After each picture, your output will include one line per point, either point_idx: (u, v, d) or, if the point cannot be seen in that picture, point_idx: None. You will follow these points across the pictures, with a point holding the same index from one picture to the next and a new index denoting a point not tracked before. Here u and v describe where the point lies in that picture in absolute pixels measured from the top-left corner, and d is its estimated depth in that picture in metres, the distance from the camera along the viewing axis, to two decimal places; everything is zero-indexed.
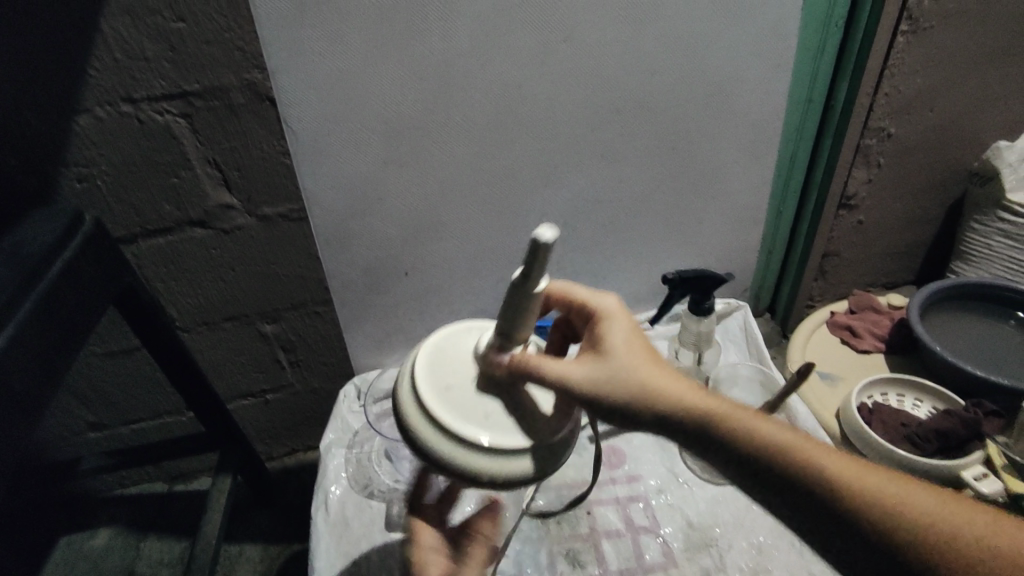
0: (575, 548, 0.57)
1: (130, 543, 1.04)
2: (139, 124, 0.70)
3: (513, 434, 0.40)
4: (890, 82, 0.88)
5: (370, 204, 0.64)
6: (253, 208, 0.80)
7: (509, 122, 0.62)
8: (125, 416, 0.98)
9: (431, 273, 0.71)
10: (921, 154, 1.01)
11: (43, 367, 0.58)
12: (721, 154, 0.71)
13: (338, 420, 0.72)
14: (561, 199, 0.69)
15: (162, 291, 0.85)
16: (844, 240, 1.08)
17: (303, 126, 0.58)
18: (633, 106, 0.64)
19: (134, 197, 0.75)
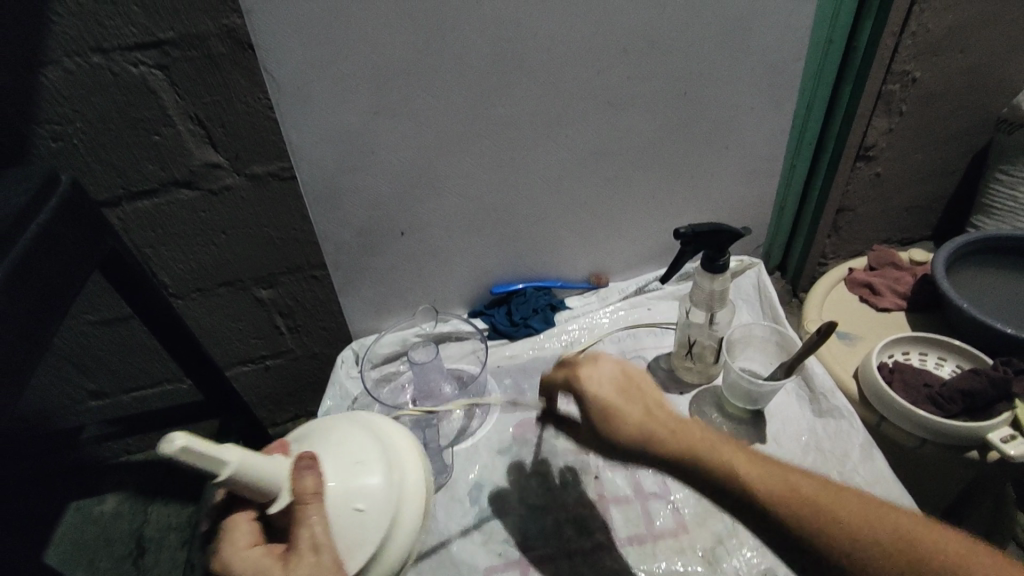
0: (582, 515, 0.55)
1: (138, 509, 1.04)
2: (112, 76, 0.66)
3: (371, 490, 0.41)
4: (917, 21, 0.82)
5: (361, 160, 0.60)
6: (241, 167, 0.76)
7: (508, 66, 0.57)
8: (123, 384, 0.96)
9: (428, 232, 0.67)
10: (947, 99, 0.95)
11: (23, 335, 0.55)
12: (735, 100, 0.66)
13: (336, 386, 0.69)
14: (565, 152, 0.65)
15: (152, 257, 0.82)
16: (861, 194, 1.03)
17: (285, 73, 0.54)
18: (642, 46, 0.59)
19: (115, 156, 0.71)
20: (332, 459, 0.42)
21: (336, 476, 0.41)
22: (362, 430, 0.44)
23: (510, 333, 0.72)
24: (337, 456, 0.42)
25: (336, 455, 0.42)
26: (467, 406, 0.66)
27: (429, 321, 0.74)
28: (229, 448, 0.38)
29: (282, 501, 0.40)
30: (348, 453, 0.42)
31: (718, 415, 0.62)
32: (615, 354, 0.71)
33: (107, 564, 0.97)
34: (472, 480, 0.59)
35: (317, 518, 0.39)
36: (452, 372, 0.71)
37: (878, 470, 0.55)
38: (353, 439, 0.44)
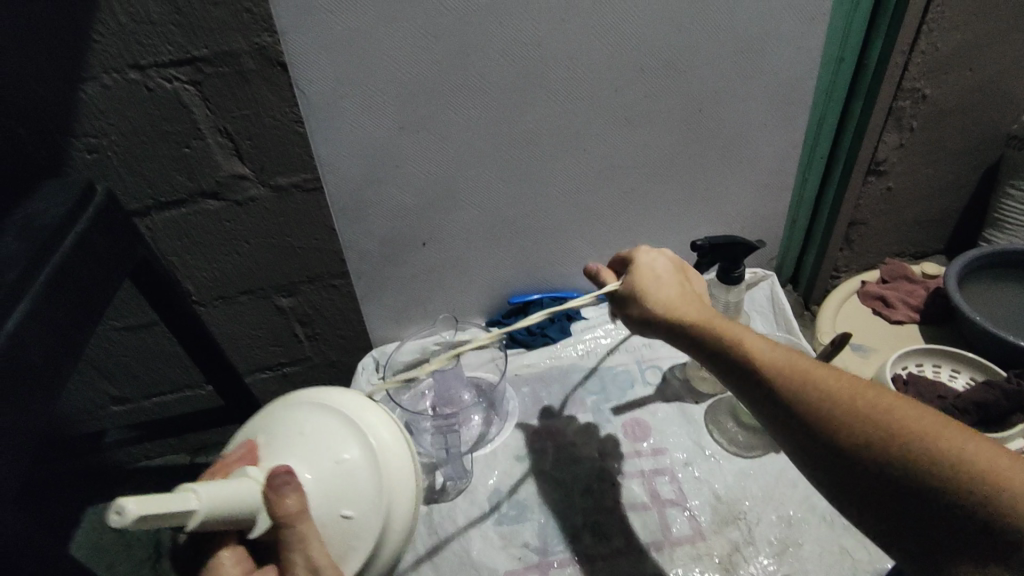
0: (600, 520, 0.56)
1: (157, 514, 1.06)
2: (147, 92, 0.68)
3: (354, 476, 0.43)
4: (927, 39, 0.84)
5: (386, 174, 0.62)
6: (266, 178, 0.78)
7: (529, 84, 0.59)
8: (145, 389, 0.98)
9: (449, 242, 0.69)
10: (957, 116, 0.97)
11: (62, 340, 0.58)
12: (749, 117, 0.67)
13: (358, 393, 0.71)
14: (583, 166, 0.66)
15: (177, 265, 0.84)
16: (873, 208, 1.04)
17: (315, 90, 0.56)
18: (659, 65, 0.61)
19: (146, 168, 0.74)
20: (301, 455, 0.43)
21: (311, 470, 0.43)
22: (318, 414, 0.46)
23: (528, 342, 0.74)
24: (306, 451, 0.44)
25: (308, 450, 0.44)
26: (486, 414, 0.67)
27: (449, 330, 0.76)
28: (189, 494, 0.36)
29: (262, 524, 0.40)
30: (314, 444, 0.44)
31: (734, 424, 0.63)
32: (631, 364, 0.71)
33: (126, 567, 0.99)
34: (492, 486, 0.60)
35: (308, 531, 0.40)
36: (470, 380, 0.72)
37: None
38: (316, 427, 0.45)
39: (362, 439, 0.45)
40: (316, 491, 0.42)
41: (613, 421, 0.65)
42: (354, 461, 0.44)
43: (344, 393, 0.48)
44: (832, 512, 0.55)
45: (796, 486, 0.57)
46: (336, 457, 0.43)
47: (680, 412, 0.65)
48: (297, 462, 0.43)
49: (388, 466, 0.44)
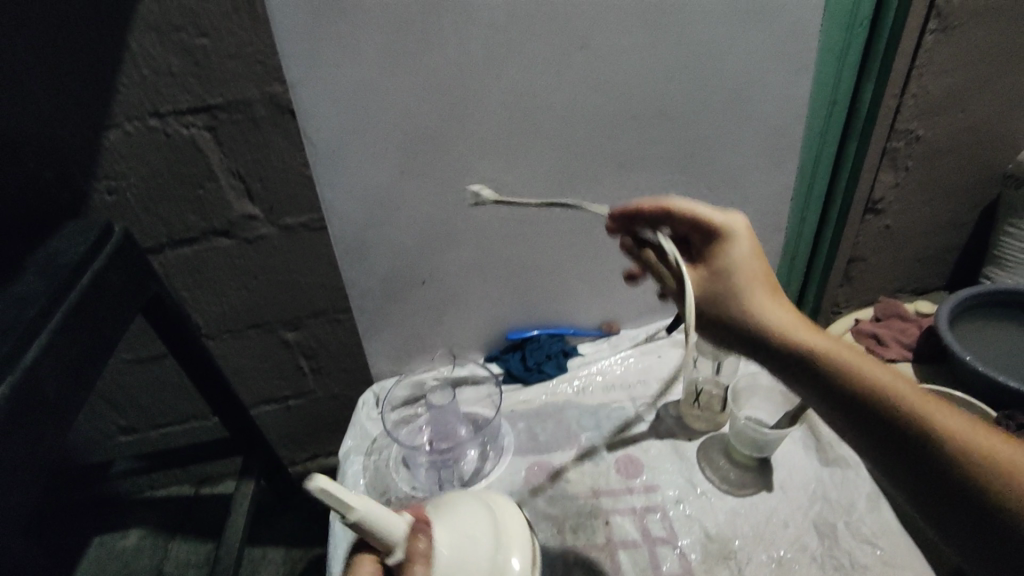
0: (592, 558, 0.56)
1: (158, 546, 1.06)
2: (165, 137, 0.72)
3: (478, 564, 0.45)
4: (916, 83, 0.86)
5: (387, 216, 0.65)
6: (275, 218, 0.81)
7: (523, 132, 0.62)
8: (153, 420, 1.00)
9: (447, 281, 0.71)
10: (953, 156, 0.98)
11: (74, 373, 0.60)
12: (738, 161, 0.70)
13: (357, 427, 0.72)
14: (576, 208, 0.69)
15: (188, 300, 0.88)
16: (871, 245, 1.05)
17: (322, 138, 0.60)
18: (647, 114, 0.64)
19: (162, 208, 0.78)
20: (444, 523, 0.46)
21: (445, 541, 0.45)
22: (473, 500, 0.50)
23: (524, 377, 0.75)
24: (451, 526, 0.46)
25: (451, 519, 0.47)
26: (481, 449, 0.68)
27: (447, 365, 0.78)
28: (356, 496, 0.41)
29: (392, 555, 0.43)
30: (457, 526, 0.47)
31: (726, 461, 0.63)
32: (626, 401, 0.72)
33: None
34: None
35: None
36: (467, 415, 0.72)
37: (885, 521, 0.56)
38: (466, 506, 0.49)
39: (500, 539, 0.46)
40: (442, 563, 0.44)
41: (607, 457, 0.65)
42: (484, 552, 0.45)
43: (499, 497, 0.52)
44: (823, 552, 0.55)
45: (787, 525, 0.57)
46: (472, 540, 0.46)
47: (673, 448, 0.65)
48: (439, 530, 0.46)
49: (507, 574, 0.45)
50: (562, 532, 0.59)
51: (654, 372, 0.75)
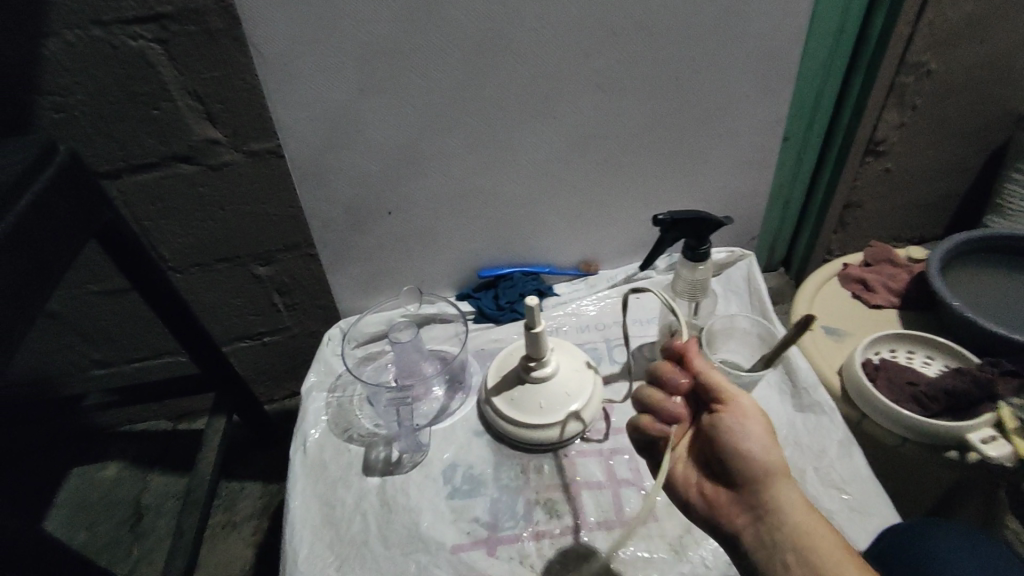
0: (553, 498, 0.55)
1: (137, 477, 1.06)
2: (113, 49, 0.64)
3: (554, 416, 0.58)
4: (934, 11, 0.75)
5: (349, 139, 0.60)
6: (240, 144, 0.74)
7: (496, 49, 0.57)
8: (125, 354, 0.97)
9: (415, 212, 0.68)
10: (964, 95, 0.88)
11: (16, 301, 0.55)
12: (728, 87, 0.65)
13: (321, 363, 0.70)
14: (554, 136, 0.64)
15: (153, 230, 0.81)
16: (870, 189, 0.96)
17: (275, 50, 0.54)
18: (631, 31, 0.58)
19: (116, 129, 0.70)
20: (563, 381, 0.59)
21: (565, 387, 0.59)
22: (579, 397, 0.59)
23: (496, 317, 0.73)
24: (559, 387, 0.59)
25: (565, 383, 0.60)
26: (447, 387, 0.67)
27: (414, 303, 0.74)
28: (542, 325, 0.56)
29: (542, 361, 0.58)
30: (573, 402, 0.59)
31: None
32: (600, 341, 0.70)
33: (107, 527, 1.00)
34: (448, 459, 0.60)
35: None
36: (434, 354, 0.72)
37: (857, 468, 0.54)
38: (577, 390, 0.60)
39: (575, 422, 0.58)
40: (545, 404, 0.58)
41: None
42: (568, 415, 0.58)
43: (586, 412, 0.59)
44: None
45: None
46: (567, 406, 0.58)
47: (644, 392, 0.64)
48: (558, 384, 0.59)
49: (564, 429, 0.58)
50: (535, 472, 0.58)
51: (632, 314, 0.73)
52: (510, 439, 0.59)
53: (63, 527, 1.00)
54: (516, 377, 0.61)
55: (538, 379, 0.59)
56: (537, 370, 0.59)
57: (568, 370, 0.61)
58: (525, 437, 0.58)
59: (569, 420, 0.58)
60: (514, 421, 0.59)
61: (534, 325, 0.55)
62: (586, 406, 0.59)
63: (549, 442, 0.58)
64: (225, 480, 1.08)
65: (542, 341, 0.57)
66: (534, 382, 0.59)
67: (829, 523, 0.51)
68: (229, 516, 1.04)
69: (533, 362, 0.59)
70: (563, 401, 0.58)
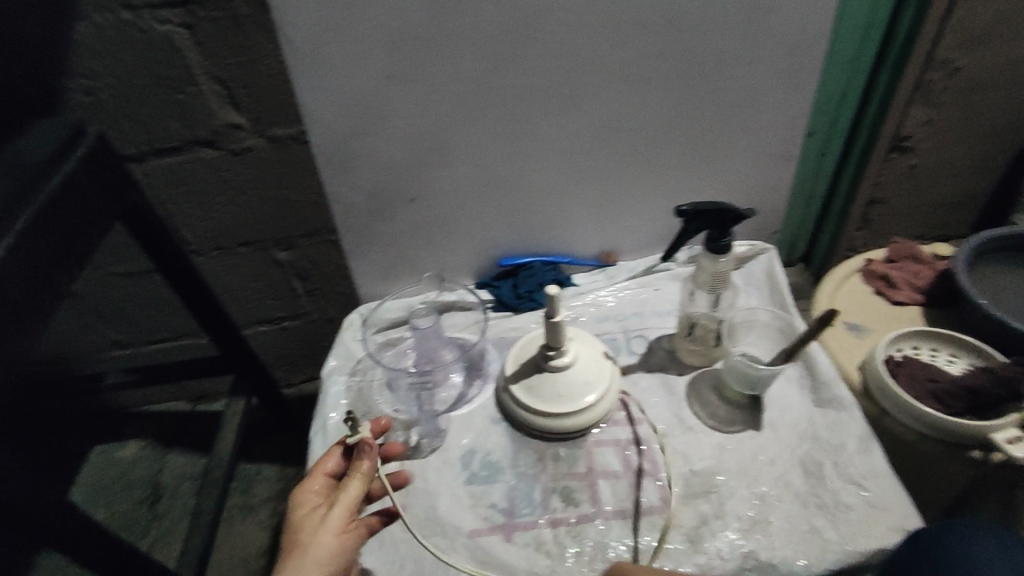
0: (569, 486, 0.56)
1: (157, 456, 1.08)
2: (140, 34, 0.65)
3: (573, 405, 0.58)
4: (965, 4, 0.74)
5: (372, 127, 0.61)
6: (262, 129, 0.74)
7: (521, 39, 0.57)
8: (145, 334, 0.99)
9: (437, 200, 0.68)
10: (994, 91, 0.86)
11: (46, 282, 0.56)
12: (754, 79, 0.64)
13: (341, 347, 0.71)
14: (576, 126, 0.64)
15: (175, 214, 0.82)
16: (894, 185, 0.94)
17: (301, 37, 0.54)
18: (657, 22, 0.57)
19: (142, 113, 0.71)
20: (582, 371, 0.60)
21: (584, 376, 0.60)
22: (598, 387, 0.60)
23: (516, 305, 0.73)
24: (578, 377, 0.60)
25: (583, 373, 0.60)
26: (466, 374, 0.68)
27: (434, 289, 0.76)
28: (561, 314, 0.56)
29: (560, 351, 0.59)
30: (593, 392, 0.59)
31: (717, 398, 0.62)
32: (619, 332, 0.71)
33: (128, 504, 1.02)
34: (465, 445, 0.60)
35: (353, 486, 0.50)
36: (454, 340, 0.72)
37: (876, 464, 0.54)
38: (596, 379, 0.60)
39: (594, 412, 0.59)
40: (563, 393, 0.59)
41: None
42: (587, 405, 0.58)
43: (605, 402, 0.59)
44: (807, 491, 0.53)
45: (773, 463, 0.56)
46: (586, 396, 0.59)
47: (662, 382, 0.64)
48: (578, 373, 0.60)
49: (582, 418, 0.58)
50: (553, 460, 0.58)
51: (651, 305, 0.73)
52: (529, 428, 0.60)
53: (87, 502, 1.02)
54: (534, 366, 0.61)
55: (556, 369, 0.59)
56: (555, 360, 0.59)
57: (587, 359, 0.61)
58: (544, 426, 0.59)
59: (588, 410, 0.58)
60: (533, 410, 0.59)
61: (553, 314, 0.55)
62: (606, 395, 0.59)
63: (568, 431, 0.58)
64: (243, 462, 1.10)
65: (561, 331, 0.57)
66: (552, 372, 0.60)
67: (847, 518, 0.51)
68: (245, 497, 1.06)
69: (551, 352, 0.59)
70: (582, 390, 0.59)
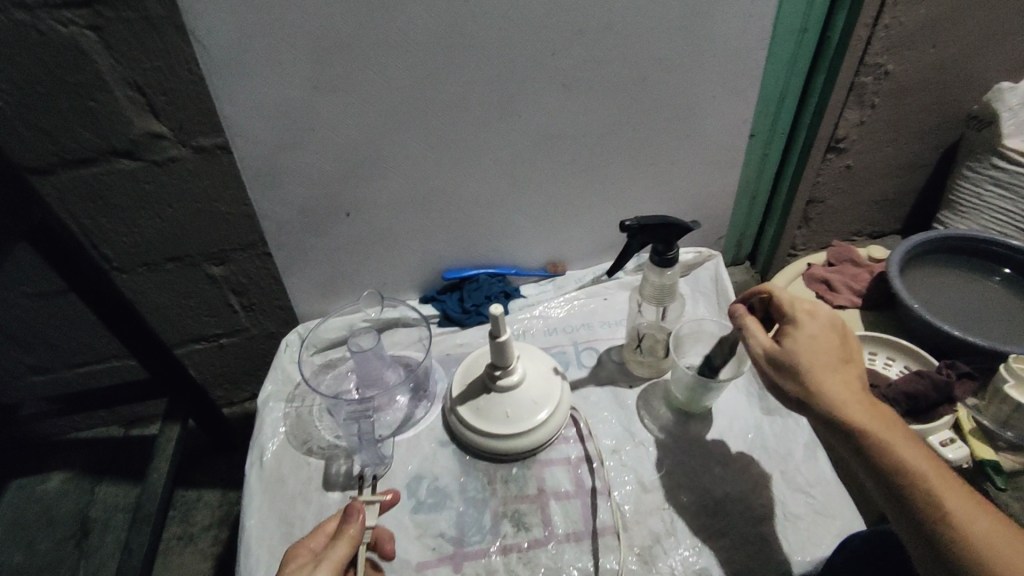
0: (521, 510, 0.54)
1: (85, 489, 1.01)
2: (38, 35, 0.57)
3: (523, 426, 0.56)
4: (893, 11, 0.75)
5: (301, 137, 0.57)
6: (186, 138, 0.67)
7: (458, 47, 0.54)
8: (67, 360, 0.91)
9: (377, 213, 0.65)
10: (920, 95, 0.89)
11: None
12: (696, 84, 0.63)
13: (279, 371, 0.68)
14: (517, 133, 0.62)
15: (92, 230, 0.74)
16: (831, 186, 0.97)
17: (216, 41, 0.50)
18: (597, 27, 0.56)
19: (47, 121, 0.63)
20: (531, 389, 0.58)
21: (533, 394, 0.58)
22: (547, 405, 0.58)
23: (462, 320, 0.72)
24: (526, 395, 0.58)
25: (531, 391, 0.58)
26: (412, 394, 0.65)
27: (375, 306, 0.72)
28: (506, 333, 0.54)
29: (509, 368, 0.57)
30: (543, 410, 0.57)
31: (667, 410, 0.62)
32: (568, 345, 0.70)
33: (52, 543, 0.94)
34: (412, 471, 0.58)
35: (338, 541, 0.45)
36: (398, 359, 0.70)
37: (821, 471, 0.55)
38: (544, 397, 0.58)
39: (545, 431, 0.57)
40: (514, 413, 0.57)
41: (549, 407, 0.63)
42: (537, 425, 0.57)
43: (556, 419, 0.58)
44: (756, 502, 0.53)
45: (723, 475, 0.56)
46: (536, 414, 0.57)
47: (613, 396, 0.64)
48: (526, 391, 0.58)
49: (535, 437, 0.57)
50: (504, 483, 0.56)
51: (600, 316, 0.73)
52: (479, 452, 0.58)
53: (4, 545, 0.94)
54: (482, 386, 0.59)
55: (504, 388, 0.57)
56: (503, 378, 0.57)
57: (536, 377, 0.59)
58: (495, 449, 0.57)
59: (538, 429, 0.57)
60: (481, 434, 0.57)
61: (499, 333, 0.53)
62: (556, 413, 0.58)
63: (520, 453, 0.57)
64: (181, 488, 1.04)
65: (508, 349, 0.55)
66: (499, 391, 0.58)
67: (795, 527, 0.51)
68: (186, 527, 1.00)
69: (498, 370, 0.57)
70: (536, 406, 0.57)
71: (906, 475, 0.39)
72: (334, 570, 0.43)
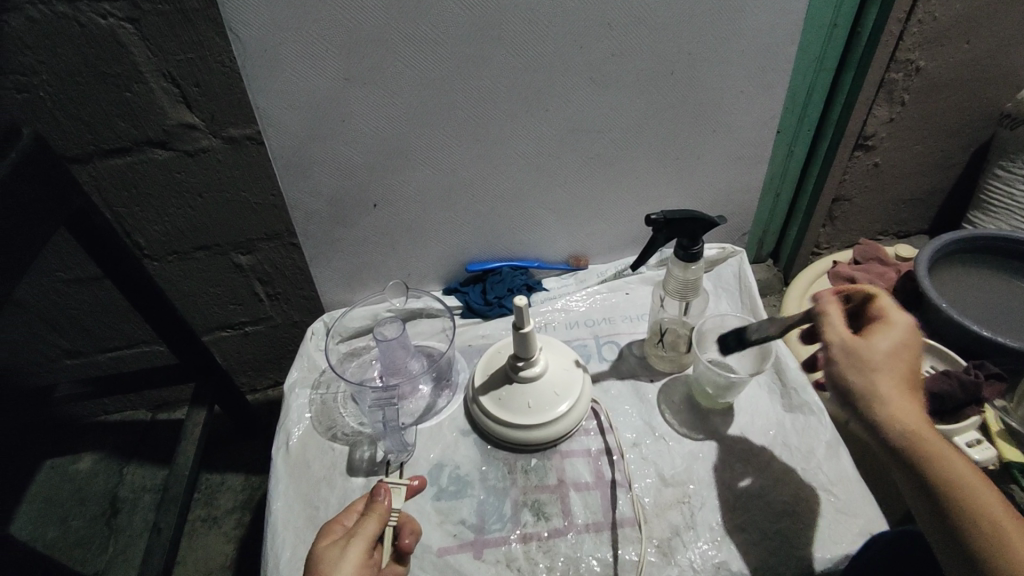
0: (540, 499, 0.55)
1: (114, 470, 1.04)
2: (81, 28, 0.59)
3: (543, 417, 0.57)
4: (925, 6, 0.74)
5: (329, 129, 0.58)
6: (217, 129, 0.69)
7: (485, 41, 0.55)
8: (100, 344, 0.94)
9: (403, 205, 0.66)
10: (952, 92, 0.88)
11: None
12: (722, 79, 0.63)
13: (304, 358, 0.69)
14: (542, 127, 0.62)
15: (126, 218, 0.76)
16: (857, 184, 0.96)
17: (251, 34, 0.51)
18: (624, 21, 0.56)
19: (85, 111, 0.65)
20: (552, 381, 0.59)
21: (554, 386, 0.59)
22: (568, 397, 0.58)
23: (484, 312, 0.73)
24: (547, 387, 0.58)
25: (553, 382, 0.59)
26: (434, 384, 0.66)
27: (399, 297, 0.74)
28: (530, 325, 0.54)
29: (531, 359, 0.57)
30: (564, 401, 0.58)
31: (687, 404, 0.62)
32: (589, 338, 0.70)
33: (83, 521, 0.97)
34: (434, 459, 0.59)
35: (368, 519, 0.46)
36: (421, 350, 0.71)
37: (843, 469, 0.54)
38: (566, 389, 0.59)
39: (565, 423, 0.58)
40: (535, 403, 0.58)
41: None
42: (558, 416, 0.57)
43: (577, 410, 0.58)
44: (776, 498, 0.53)
45: (742, 470, 0.56)
46: (557, 406, 0.58)
47: (633, 390, 0.64)
48: (547, 383, 0.59)
49: (555, 429, 0.57)
50: (524, 473, 0.57)
51: (621, 310, 0.73)
52: (499, 441, 0.59)
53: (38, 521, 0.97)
54: (504, 377, 0.60)
55: (526, 378, 0.58)
56: (524, 369, 0.58)
57: (557, 369, 0.60)
58: (515, 439, 0.57)
59: (559, 421, 0.57)
60: (502, 424, 0.58)
61: (523, 324, 0.53)
62: (577, 405, 0.59)
63: (540, 443, 0.57)
64: (205, 472, 1.06)
65: (531, 340, 0.55)
66: (521, 382, 0.58)
67: (815, 523, 0.51)
68: (210, 509, 1.02)
69: (521, 361, 0.57)
70: (557, 398, 0.58)
71: (947, 483, 0.39)
72: (365, 547, 0.44)
